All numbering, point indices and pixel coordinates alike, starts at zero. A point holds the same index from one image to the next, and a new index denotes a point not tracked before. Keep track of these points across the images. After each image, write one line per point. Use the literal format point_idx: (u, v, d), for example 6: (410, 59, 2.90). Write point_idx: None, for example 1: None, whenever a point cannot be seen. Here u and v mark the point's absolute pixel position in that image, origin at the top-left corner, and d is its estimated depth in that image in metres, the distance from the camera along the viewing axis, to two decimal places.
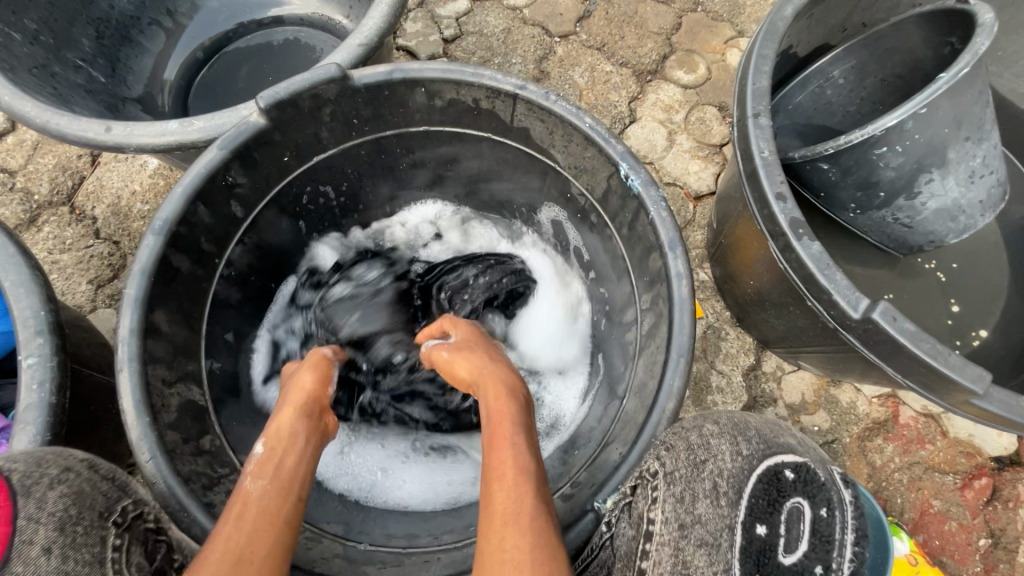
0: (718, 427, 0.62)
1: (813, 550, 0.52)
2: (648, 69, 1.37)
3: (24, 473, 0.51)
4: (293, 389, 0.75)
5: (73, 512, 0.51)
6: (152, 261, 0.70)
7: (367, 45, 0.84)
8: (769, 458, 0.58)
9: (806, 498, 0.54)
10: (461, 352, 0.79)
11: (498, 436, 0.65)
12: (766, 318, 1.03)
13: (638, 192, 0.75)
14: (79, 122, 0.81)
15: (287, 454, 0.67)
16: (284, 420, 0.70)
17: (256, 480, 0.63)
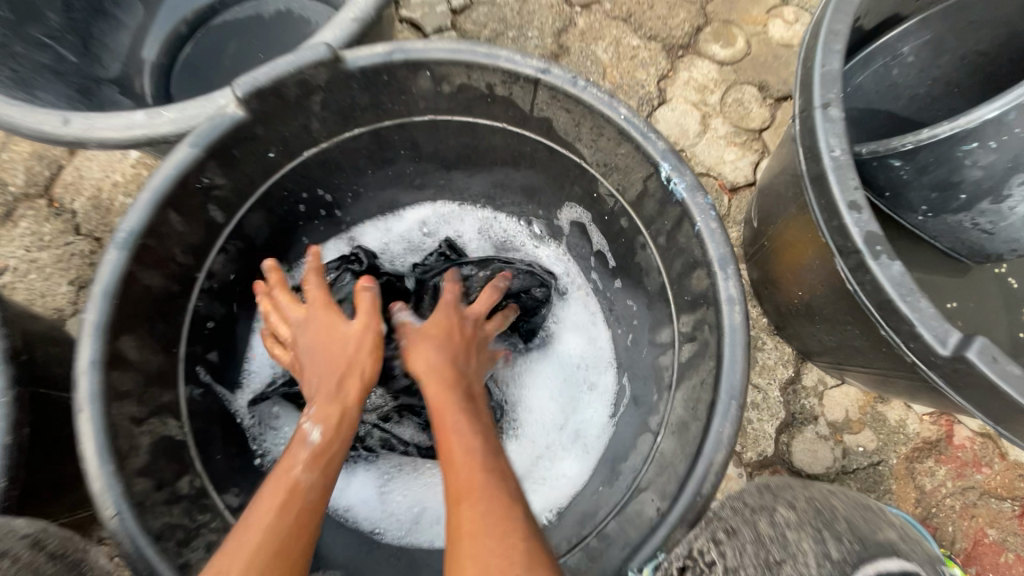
0: (799, 514, 0.51)
1: None
2: (680, 44, 1.23)
3: None
4: (335, 357, 0.67)
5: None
6: (116, 280, 0.60)
7: (363, 19, 0.72)
8: (868, 560, 0.45)
9: None
10: (415, 343, 0.70)
11: (439, 423, 0.61)
12: (812, 331, 0.92)
13: (681, 199, 0.63)
14: (34, 112, 0.71)
15: (339, 444, 0.61)
16: (348, 409, 0.64)
17: (313, 471, 0.58)
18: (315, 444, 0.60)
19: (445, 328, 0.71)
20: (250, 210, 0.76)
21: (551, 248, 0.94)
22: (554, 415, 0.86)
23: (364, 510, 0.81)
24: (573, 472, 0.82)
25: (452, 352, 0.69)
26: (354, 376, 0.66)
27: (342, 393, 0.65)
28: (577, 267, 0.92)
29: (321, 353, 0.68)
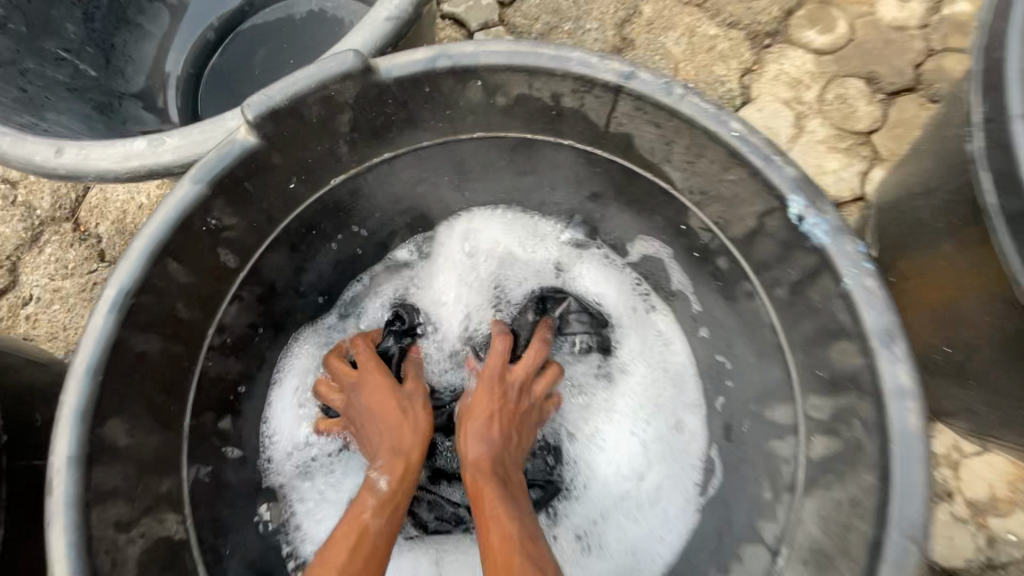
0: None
1: None
2: (767, 31, 1.04)
3: None
4: (397, 417, 0.63)
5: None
6: (101, 352, 0.49)
7: (399, 19, 0.59)
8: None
9: None
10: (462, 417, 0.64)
11: (479, 504, 0.57)
12: (957, 395, 0.72)
13: (820, 245, 0.47)
14: (27, 142, 0.62)
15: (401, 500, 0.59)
16: (413, 461, 0.61)
17: (379, 519, 0.57)
18: (382, 491, 0.59)
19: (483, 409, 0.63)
20: (270, 250, 0.65)
21: (613, 274, 0.75)
22: (621, 480, 0.68)
23: None
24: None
25: (490, 430, 0.62)
26: (410, 421, 0.64)
27: (410, 442, 0.62)
28: (641, 296, 0.74)
29: (380, 404, 0.64)
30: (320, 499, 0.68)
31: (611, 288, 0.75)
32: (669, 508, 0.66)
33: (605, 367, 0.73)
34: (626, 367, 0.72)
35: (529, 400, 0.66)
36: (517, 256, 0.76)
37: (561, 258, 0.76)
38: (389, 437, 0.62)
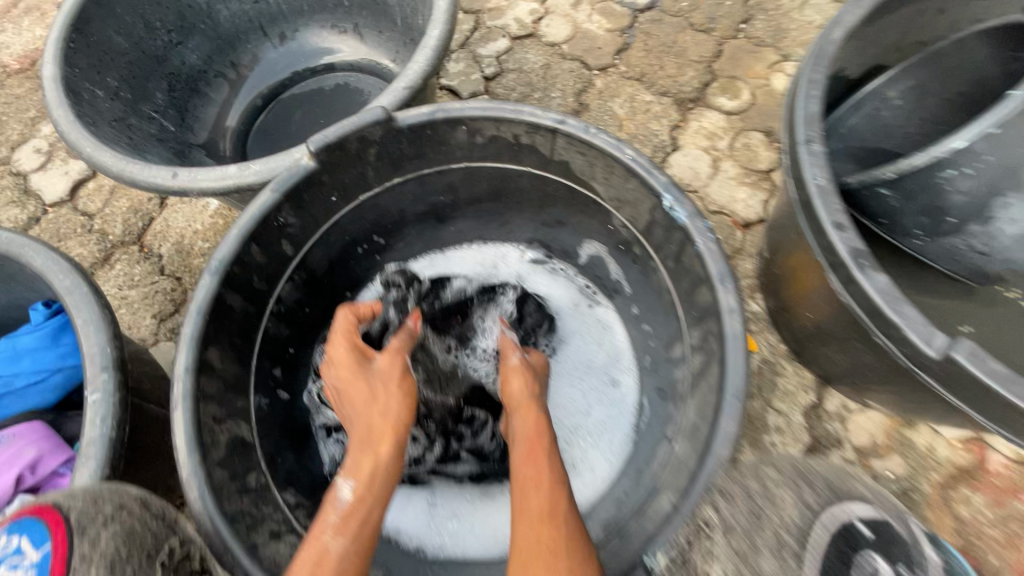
0: (780, 478, 0.56)
1: None
2: (689, 98, 1.36)
3: (82, 511, 0.54)
4: (376, 420, 0.70)
5: (123, 551, 0.54)
6: (208, 300, 0.73)
7: (412, 88, 0.88)
8: (838, 510, 0.52)
9: (882, 554, 0.48)
10: (523, 385, 0.78)
11: (537, 452, 0.69)
12: (827, 353, 0.96)
13: (683, 224, 0.72)
14: (151, 169, 0.89)
15: (374, 504, 0.64)
16: (380, 463, 0.67)
17: (341, 538, 0.61)
18: (346, 505, 0.63)
19: (524, 384, 0.78)
20: (315, 246, 0.90)
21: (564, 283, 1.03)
22: (572, 417, 0.92)
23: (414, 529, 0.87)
24: (590, 487, 0.85)
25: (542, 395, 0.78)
26: (381, 429, 0.69)
27: (375, 450, 0.68)
28: (587, 292, 1.01)
29: (360, 401, 0.72)
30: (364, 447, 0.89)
31: (559, 289, 1.02)
32: (613, 437, 0.89)
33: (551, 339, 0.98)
34: (566, 339, 0.98)
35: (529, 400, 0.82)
36: (479, 270, 1.04)
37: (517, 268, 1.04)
38: (365, 448, 0.68)
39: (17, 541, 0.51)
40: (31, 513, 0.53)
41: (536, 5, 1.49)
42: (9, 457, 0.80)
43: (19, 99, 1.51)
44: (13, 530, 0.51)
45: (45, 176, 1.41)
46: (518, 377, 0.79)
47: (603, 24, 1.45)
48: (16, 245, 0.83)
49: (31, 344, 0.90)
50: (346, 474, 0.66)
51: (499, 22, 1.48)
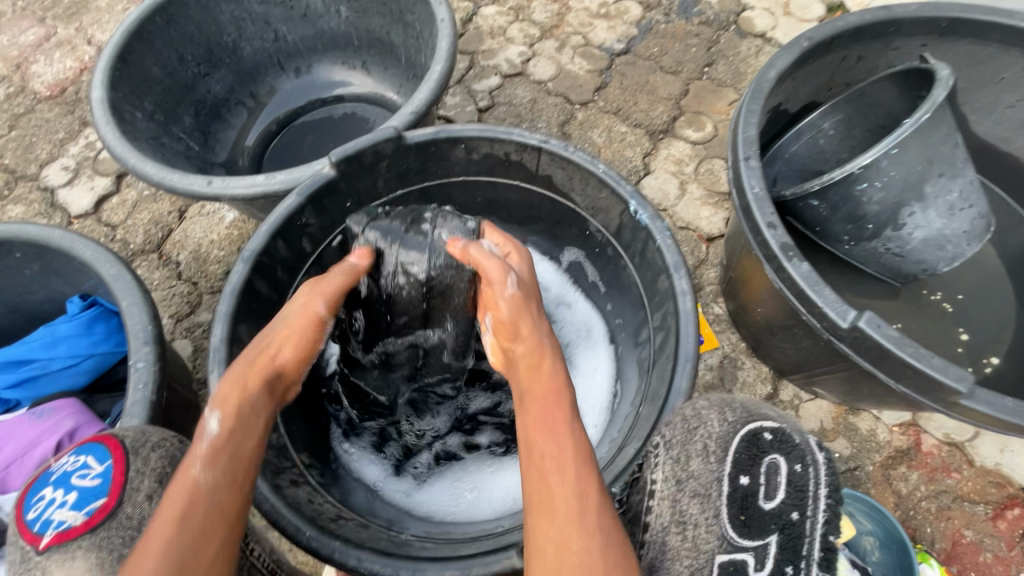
0: (709, 401, 0.64)
1: (789, 497, 0.58)
2: (660, 129, 1.54)
3: (134, 438, 0.70)
4: (256, 359, 0.70)
5: (169, 470, 0.69)
6: (241, 283, 0.85)
7: (418, 113, 1.03)
8: (751, 422, 0.61)
9: (783, 455, 0.59)
10: (535, 330, 0.72)
11: (558, 425, 0.62)
12: (777, 344, 1.09)
13: (645, 224, 0.87)
14: (188, 177, 1.02)
15: (246, 438, 0.62)
16: (248, 399, 0.65)
17: (211, 470, 0.58)
18: (212, 438, 0.60)
19: (527, 321, 0.73)
20: (331, 245, 1.03)
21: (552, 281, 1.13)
22: None
23: (436, 503, 0.92)
24: None
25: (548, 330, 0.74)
26: (263, 368, 0.69)
27: (245, 382, 0.67)
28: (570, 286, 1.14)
29: (261, 339, 0.73)
30: (409, 438, 0.96)
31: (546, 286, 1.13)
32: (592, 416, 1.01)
33: None
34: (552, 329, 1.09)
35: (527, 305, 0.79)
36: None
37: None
38: (236, 383, 0.66)
39: (86, 457, 0.67)
40: (94, 439, 0.69)
41: (525, 48, 1.68)
42: (51, 425, 0.91)
43: (48, 121, 1.64)
44: (83, 450, 0.68)
45: (71, 191, 1.53)
46: (523, 317, 0.73)
47: (584, 65, 1.65)
48: (68, 240, 0.95)
49: (68, 332, 1.01)
50: (213, 407, 0.63)
51: (491, 62, 1.67)
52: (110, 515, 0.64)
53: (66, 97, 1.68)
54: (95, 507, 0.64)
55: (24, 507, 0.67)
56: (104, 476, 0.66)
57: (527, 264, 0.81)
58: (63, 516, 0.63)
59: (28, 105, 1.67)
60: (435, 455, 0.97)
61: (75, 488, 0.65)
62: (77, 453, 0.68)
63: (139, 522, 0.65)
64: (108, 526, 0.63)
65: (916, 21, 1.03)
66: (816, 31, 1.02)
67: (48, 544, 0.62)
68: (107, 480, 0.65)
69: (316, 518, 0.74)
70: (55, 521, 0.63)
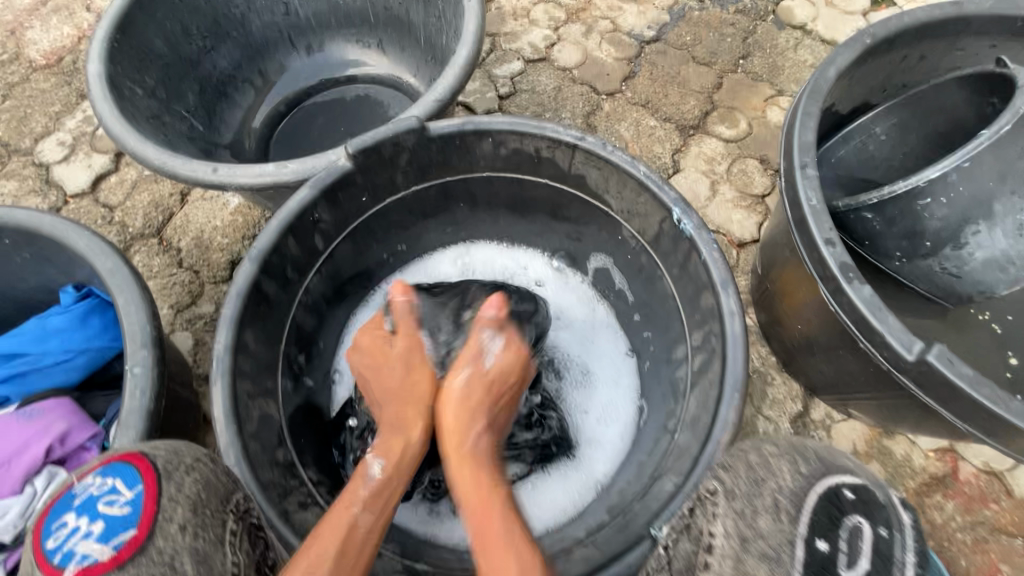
0: (776, 449, 0.59)
1: (875, 569, 0.50)
2: (691, 124, 1.45)
3: (167, 459, 0.64)
4: (403, 396, 0.77)
5: (202, 495, 0.62)
6: (247, 285, 0.78)
7: (441, 101, 0.95)
8: (828, 478, 0.55)
9: (867, 519, 0.52)
10: (463, 422, 0.73)
11: (492, 542, 0.63)
12: (814, 363, 1.03)
13: (690, 235, 0.80)
14: (192, 163, 0.94)
15: (399, 482, 0.71)
16: (410, 441, 0.74)
17: (369, 513, 0.67)
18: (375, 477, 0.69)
19: (465, 417, 0.74)
20: (344, 242, 0.95)
21: (570, 286, 1.08)
22: (578, 414, 0.98)
23: (455, 531, 0.87)
24: (595, 474, 0.92)
25: (482, 441, 0.73)
26: (414, 423, 0.75)
27: (406, 429, 0.74)
28: (593, 292, 1.07)
29: (392, 382, 0.78)
30: (426, 491, 0.89)
31: (562, 291, 1.08)
32: (616, 433, 0.96)
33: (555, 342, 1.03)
34: (568, 338, 1.04)
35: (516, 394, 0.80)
36: (508, 271, 1.09)
37: (543, 276, 1.09)
38: (395, 431, 0.74)
39: (115, 481, 0.61)
40: (124, 460, 0.63)
41: (549, 32, 1.58)
42: (39, 429, 0.86)
43: (43, 92, 1.55)
44: (110, 472, 0.61)
45: (67, 168, 1.45)
46: (458, 420, 0.73)
47: (612, 52, 1.55)
48: (61, 228, 0.87)
49: (60, 325, 0.94)
50: (376, 452, 0.73)
51: (514, 45, 1.57)
52: (140, 550, 0.57)
53: (63, 67, 1.58)
54: (124, 539, 0.57)
55: (38, 534, 0.59)
56: (135, 503, 0.59)
57: (517, 358, 0.79)
58: (87, 549, 0.56)
59: (22, 74, 1.57)
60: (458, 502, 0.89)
61: (100, 516, 0.58)
62: (103, 476, 0.61)
63: (171, 557, 0.57)
64: (138, 563, 0.56)
65: (987, 20, 0.95)
66: (879, 27, 0.93)
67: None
68: (137, 509, 0.59)
69: None
70: (77, 555, 0.56)
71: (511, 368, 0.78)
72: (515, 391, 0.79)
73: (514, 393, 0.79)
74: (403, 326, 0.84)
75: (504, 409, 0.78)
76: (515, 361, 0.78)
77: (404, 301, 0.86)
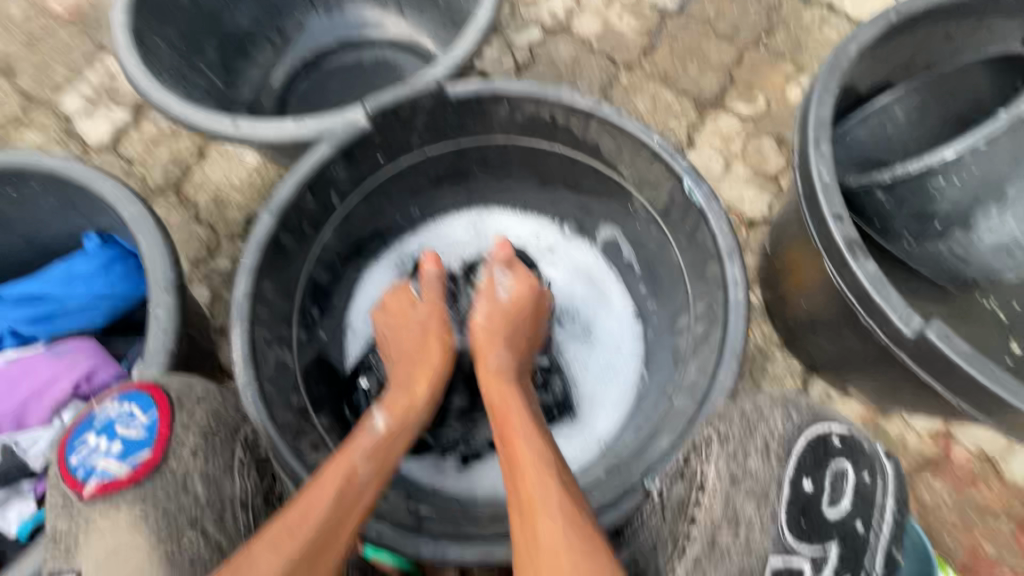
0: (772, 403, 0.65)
1: (853, 506, 0.56)
2: (708, 100, 1.44)
3: (180, 390, 0.68)
4: (412, 359, 0.84)
5: (212, 425, 0.69)
6: (266, 237, 0.80)
7: (460, 64, 0.95)
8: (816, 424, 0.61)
9: (850, 462, 0.58)
10: (487, 341, 0.84)
11: (512, 439, 0.72)
12: (816, 340, 1.04)
13: (699, 205, 0.82)
14: (213, 117, 0.96)
15: (399, 442, 0.75)
16: (412, 404, 0.79)
17: (369, 465, 0.70)
18: (380, 430, 0.74)
19: (487, 340, 0.84)
20: (359, 200, 0.97)
21: (577, 256, 1.09)
22: (580, 379, 1.01)
23: (458, 482, 0.92)
24: (595, 435, 0.96)
25: (504, 355, 0.83)
26: (418, 385, 0.81)
27: (411, 391, 0.80)
28: (602, 265, 1.08)
29: (405, 346, 0.86)
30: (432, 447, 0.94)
31: (567, 260, 1.09)
32: (618, 399, 0.98)
33: (560, 309, 1.05)
34: (571, 306, 1.06)
35: (536, 321, 0.91)
36: (518, 237, 1.10)
37: (550, 244, 1.10)
38: (401, 391, 0.80)
39: (132, 406, 0.64)
40: (136, 386, 0.66)
41: None
42: (66, 366, 0.91)
43: (64, 44, 1.56)
44: (126, 398, 0.65)
45: (88, 120, 1.47)
46: (484, 339, 0.85)
47: (632, 24, 1.53)
48: (86, 174, 0.90)
49: (86, 271, 0.98)
50: (380, 409, 0.78)
51: (534, 13, 1.55)
52: (156, 470, 0.61)
53: (83, 19, 1.59)
54: (139, 459, 0.61)
55: (63, 451, 0.64)
56: (150, 428, 0.63)
57: (536, 288, 0.91)
58: (106, 466, 0.61)
59: (43, 24, 1.58)
60: (464, 457, 0.94)
61: (118, 438, 0.62)
62: (120, 401, 0.65)
63: (183, 477, 0.63)
64: (153, 479, 0.61)
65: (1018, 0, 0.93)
66: (906, 4, 0.92)
67: (91, 493, 0.60)
68: (153, 431, 0.63)
69: None
70: (97, 471, 0.61)
71: (529, 291, 0.90)
72: (532, 318, 0.90)
73: (532, 318, 0.90)
74: (426, 281, 0.92)
75: (525, 337, 0.88)
76: (532, 287, 0.91)
77: (434, 271, 0.92)
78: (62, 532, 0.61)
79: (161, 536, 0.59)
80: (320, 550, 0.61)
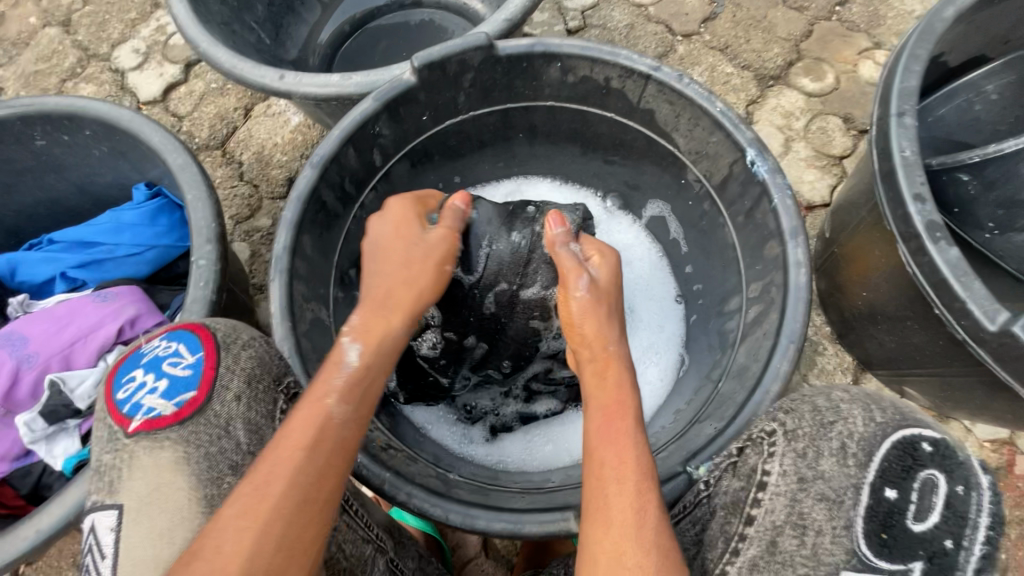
0: (850, 396, 0.59)
1: (945, 522, 0.50)
2: (771, 74, 1.34)
3: (226, 332, 0.68)
4: (397, 284, 0.69)
5: (258, 371, 0.67)
6: (307, 190, 0.79)
7: (512, 21, 0.91)
8: (904, 429, 0.55)
9: (943, 472, 0.51)
10: (595, 319, 0.70)
11: (617, 431, 0.59)
12: (874, 334, 0.97)
13: (762, 179, 0.76)
14: (260, 69, 0.95)
15: (377, 379, 0.62)
16: (389, 334, 0.65)
17: (345, 404, 0.58)
18: (355, 364, 0.61)
19: (600, 323, 0.69)
20: (401, 160, 0.95)
21: (622, 230, 1.04)
22: None
23: (487, 452, 0.91)
24: None
25: (617, 338, 0.69)
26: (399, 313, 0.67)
27: (389, 316, 0.67)
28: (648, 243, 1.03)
29: (394, 264, 0.71)
30: (460, 413, 0.94)
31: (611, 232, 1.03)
32: (656, 382, 0.94)
33: None
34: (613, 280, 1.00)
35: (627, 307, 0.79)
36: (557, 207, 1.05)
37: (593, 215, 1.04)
38: (378, 318, 0.66)
39: (178, 346, 0.65)
40: (185, 328, 0.67)
41: None
42: (112, 310, 0.93)
43: None
44: (174, 337, 0.65)
45: (140, 75, 1.49)
46: (590, 319, 0.70)
47: None
48: (135, 122, 0.90)
49: (133, 220, 1.00)
50: (353, 338, 0.64)
51: None
52: (200, 411, 0.62)
53: None
54: (185, 399, 0.62)
55: (112, 385, 0.66)
56: (196, 368, 0.64)
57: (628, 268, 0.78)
58: (153, 404, 0.62)
59: None
60: (492, 427, 0.93)
61: (166, 375, 0.63)
62: (167, 340, 0.65)
63: (226, 421, 0.63)
64: (196, 421, 0.62)
65: None
66: None
67: (136, 429, 0.61)
68: (198, 373, 0.63)
69: (370, 446, 0.74)
70: (145, 408, 0.62)
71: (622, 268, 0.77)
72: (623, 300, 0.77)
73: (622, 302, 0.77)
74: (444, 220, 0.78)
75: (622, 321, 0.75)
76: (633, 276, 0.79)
77: (461, 207, 0.80)
78: (106, 464, 0.61)
79: (204, 480, 0.60)
80: (303, 506, 0.53)
